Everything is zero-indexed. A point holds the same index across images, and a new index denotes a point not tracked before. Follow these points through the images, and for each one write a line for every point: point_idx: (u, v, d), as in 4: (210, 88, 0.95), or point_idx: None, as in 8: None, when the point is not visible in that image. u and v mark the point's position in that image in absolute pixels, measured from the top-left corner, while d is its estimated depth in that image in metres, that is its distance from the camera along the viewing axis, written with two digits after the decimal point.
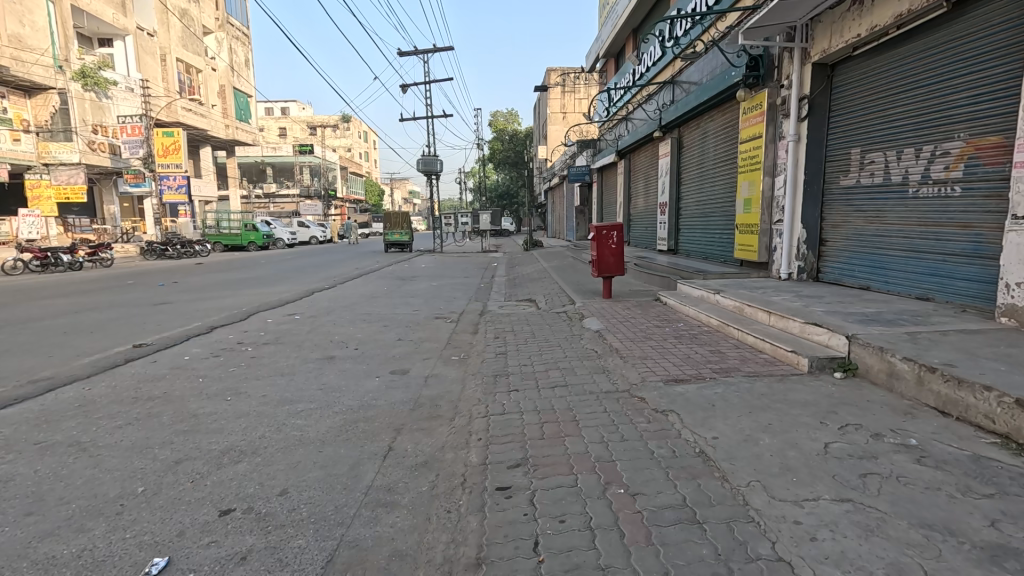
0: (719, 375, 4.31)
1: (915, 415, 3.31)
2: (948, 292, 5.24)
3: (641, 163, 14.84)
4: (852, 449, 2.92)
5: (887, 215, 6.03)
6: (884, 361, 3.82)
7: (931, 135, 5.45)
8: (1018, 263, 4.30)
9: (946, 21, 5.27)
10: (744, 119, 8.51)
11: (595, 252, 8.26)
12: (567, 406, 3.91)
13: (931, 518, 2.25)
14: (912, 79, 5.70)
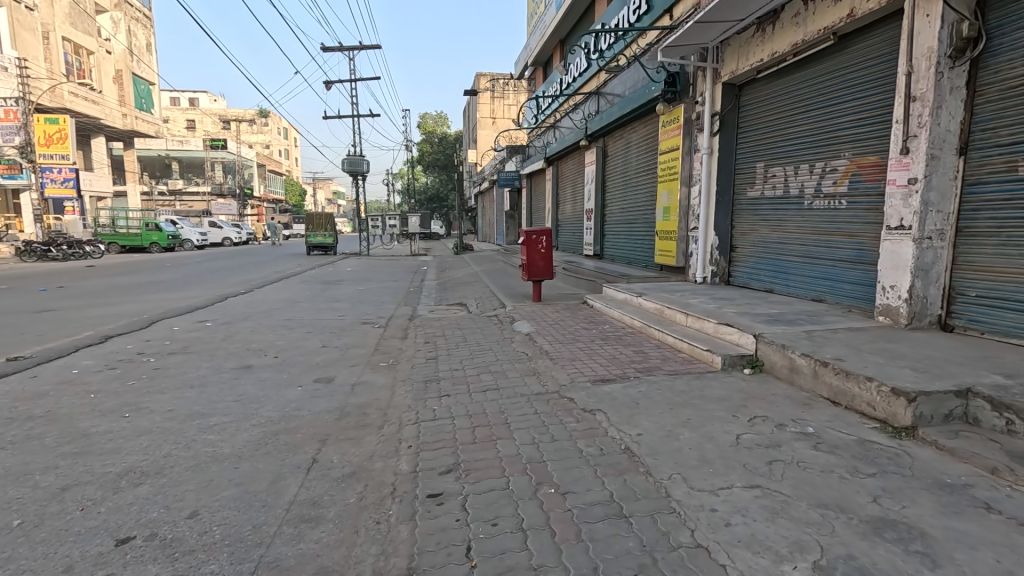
0: (642, 375, 4.52)
1: (812, 406, 3.66)
2: (837, 294, 5.85)
3: (569, 170, 15.27)
4: (760, 439, 3.18)
5: (787, 225, 6.63)
6: (786, 357, 4.18)
7: (822, 153, 6.07)
8: (892, 269, 4.88)
9: (833, 52, 5.90)
10: (664, 131, 9.01)
11: (524, 257, 8.37)
12: (499, 409, 3.92)
13: (825, 498, 2.50)
14: (806, 103, 6.32)
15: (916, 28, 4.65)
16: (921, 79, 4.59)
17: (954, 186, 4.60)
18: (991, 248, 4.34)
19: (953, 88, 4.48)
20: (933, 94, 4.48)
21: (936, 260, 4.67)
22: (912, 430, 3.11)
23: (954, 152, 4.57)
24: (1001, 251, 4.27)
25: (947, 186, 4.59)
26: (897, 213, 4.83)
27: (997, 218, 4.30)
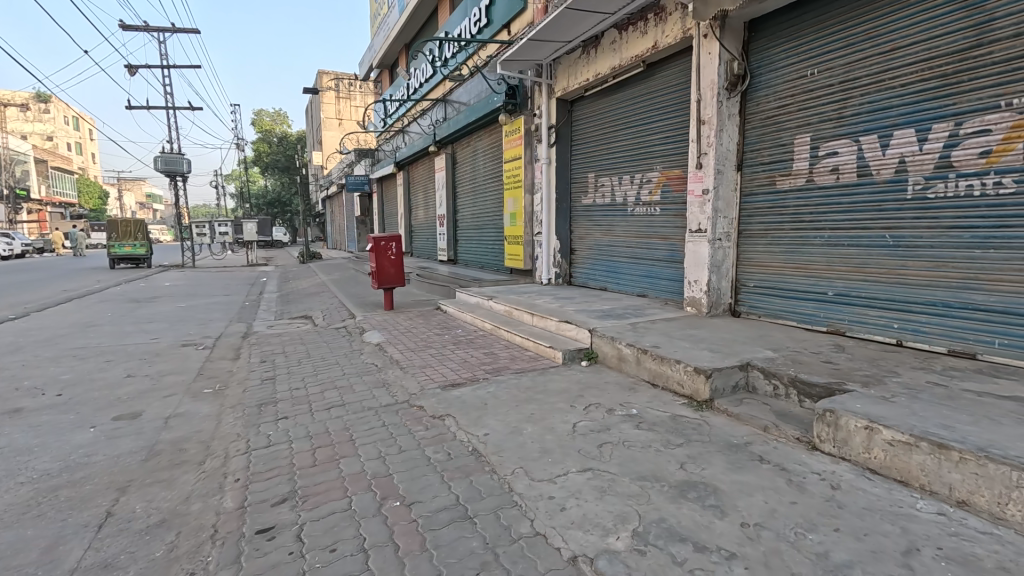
0: (491, 375, 4.66)
1: (636, 390, 4.12)
2: (657, 290, 6.68)
3: (420, 175, 15.16)
4: (593, 425, 3.48)
5: (615, 229, 7.40)
6: (615, 348, 4.65)
7: (639, 165, 6.88)
8: (694, 266, 5.71)
9: (643, 77, 6.74)
10: (507, 141, 9.44)
11: (374, 264, 8.08)
12: (343, 426, 3.72)
13: (644, 470, 2.82)
14: (625, 120, 7.12)
15: (702, 63, 5.53)
16: (707, 106, 5.47)
17: (735, 196, 5.56)
18: (762, 247, 5.34)
19: (729, 115, 5.42)
20: (716, 119, 5.36)
21: (725, 257, 5.60)
22: (710, 402, 3.67)
23: (734, 167, 5.52)
24: (768, 249, 5.27)
25: (729, 197, 5.54)
26: (696, 219, 5.68)
27: (764, 222, 5.31)
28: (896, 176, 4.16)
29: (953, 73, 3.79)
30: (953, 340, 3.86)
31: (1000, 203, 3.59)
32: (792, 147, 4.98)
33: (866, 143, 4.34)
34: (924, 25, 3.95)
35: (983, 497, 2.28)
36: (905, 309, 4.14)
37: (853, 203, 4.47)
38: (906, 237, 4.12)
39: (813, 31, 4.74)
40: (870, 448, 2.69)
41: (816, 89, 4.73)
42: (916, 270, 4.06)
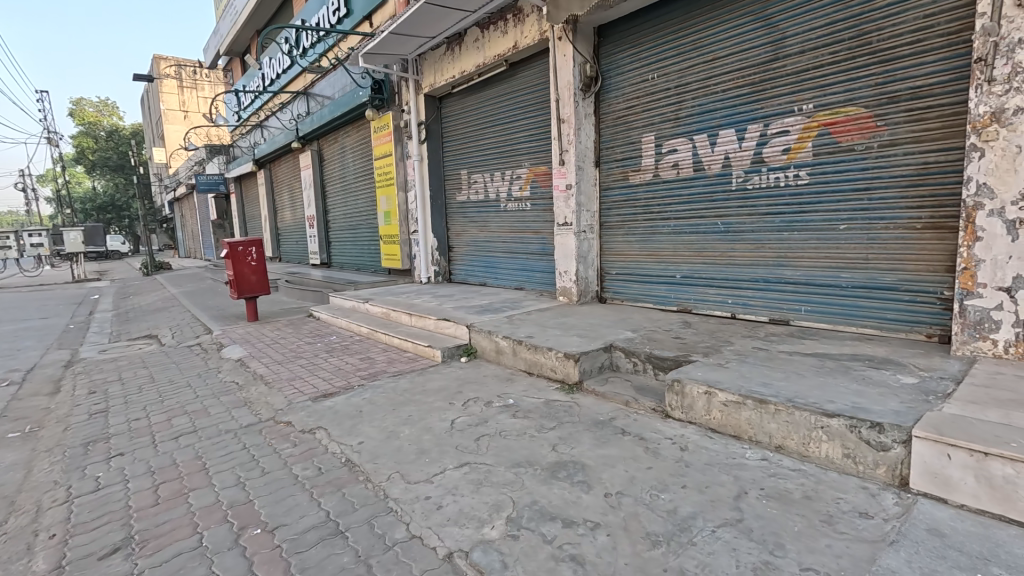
0: (367, 381, 4.48)
1: (513, 380, 4.24)
2: (532, 282, 6.94)
3: (283, 174, 14.05)
4: (471, 419, 3.51)
5: (490, 225, 7.53)
6: (492, 342, 4.74)
7: (508, 162, 7.07)
8: (563, 257, 6.02)
9: (506, 76, 6.92)
10: (376, 137, 9.12)
11: (231, 271, 7.31)
12: (195, 455, 3.32)
13: (519, 457, 2.92)
14: (492, 118, 7.25)
15: (558, 64, 5.82)
16: (566, 105, 5.77)
17: (595, 190, 5.96)
18: (621, 237, 5.80)
19: (586, 114, 5.78)
20: (574, 118, 5.69)
21: (590, 248, 5.98)
22: (580, 384, 3.91)
23: (593, 163, 5.91)
24: (626, 239, 5.74)
25: (590, 191, 5.92)
26: (562, 213, 5.98)
27: (621, 215, 5.76)
28: (723, 170, 4.75)
29: (760, 81, 4.42)
30: (772, 309, 4.54)
31: (798, 192, 4.27)
32: (640, 144, 5.45)
33: (699, 141, 4.90)
34: (737, 39, 4.55)
35: (793, 440, 2.70)
36: (736, 286, 4.77)
37: (691, 195, 5.03)
38: (733, 224, 4.73)
39: (651, 39, 5.23)
40: (710, 410, 3.05)
41: (657, 92, 5.22)
42: (742, 252, 4.69)
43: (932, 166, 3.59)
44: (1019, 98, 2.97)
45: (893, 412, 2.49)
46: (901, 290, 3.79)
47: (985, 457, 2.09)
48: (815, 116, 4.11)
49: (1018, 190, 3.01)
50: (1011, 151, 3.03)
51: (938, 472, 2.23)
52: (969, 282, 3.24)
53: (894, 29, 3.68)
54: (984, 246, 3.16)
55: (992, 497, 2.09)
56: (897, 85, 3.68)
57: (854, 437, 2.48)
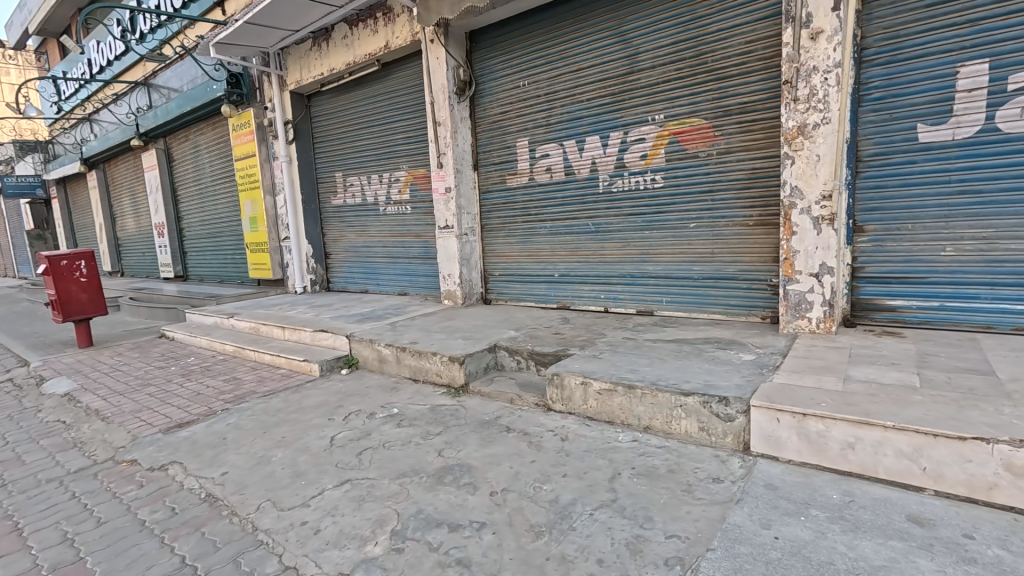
0: (232, 404, 4.05)
1: (398, 389, 4.12)
2: (416, 286, 6.82)
3: (122, 175, 12.22)
4: (352, 434, 3.33)
5: (369, 229, 7.25)
6: (374, 350, 4.56)
7: (386, 165, 6.86)
8: (446, 260, 5.99)
9: (379, 76, 6.71)
10: (236, 136, 8.32)
11: (53, 290, 6.17)
12: (3, 514, 2.73)
13: (404, 467, 2.83)
14: (366, 118, 6.99)
15: (432, 67, 5.78)
16: (441, 108, 5.76)
17: (475, 193, 6.02)
18: (502, 239, 5.93)
19: (462, 118, 5.83)
20: (450, 121, 5.70)
21: (472, 250, 6.03)
22: (466, 386, 3.91)
23: (471, 166, 5.96)
24: (506, 240, 5.88)
25: (470, 194, 5.97)
26: (442, 216, 5.95)
27: (500, 217, 5.89)
28: (591, 175, 5.07)
29: (619, 92, 4.79)
30: (639, 302, 4.95)
31: (656, 195, 4.70)
32: (515, 149, 5.62)
33: (569, 147, 5.18)
34: (597, 52, 4.88)
35: (658, 420, 2.96)
36: (607, 282, 5.12)
37: (564, 198, 5.29)
38: (603, 224, 5.07)
39: (520, 47, 5.41)
40: (587, 399, 3.23)
41: (529, 99, 5.42)
42: (612, 250, 5.05)
43: (758, 171, 4.17)
44: (816, 115, 3.57)
45: (736, 386, 2.84)
46: (740, 279, 4.34)
47: (803, 417, 2.47)
48: (665, 126, 4.56)
49: (819, 191, 3.62)
50: (813, 159, 3.63)
51: (771, 435, 2.58)
52: (790, 270, 3.81)
53: (724, 52, 4.20)
54: (798, 239, 3.74)
55: (811, 451, 2.47)
56: (729, 100, 4.22)
57: (707, 412, 2.78)
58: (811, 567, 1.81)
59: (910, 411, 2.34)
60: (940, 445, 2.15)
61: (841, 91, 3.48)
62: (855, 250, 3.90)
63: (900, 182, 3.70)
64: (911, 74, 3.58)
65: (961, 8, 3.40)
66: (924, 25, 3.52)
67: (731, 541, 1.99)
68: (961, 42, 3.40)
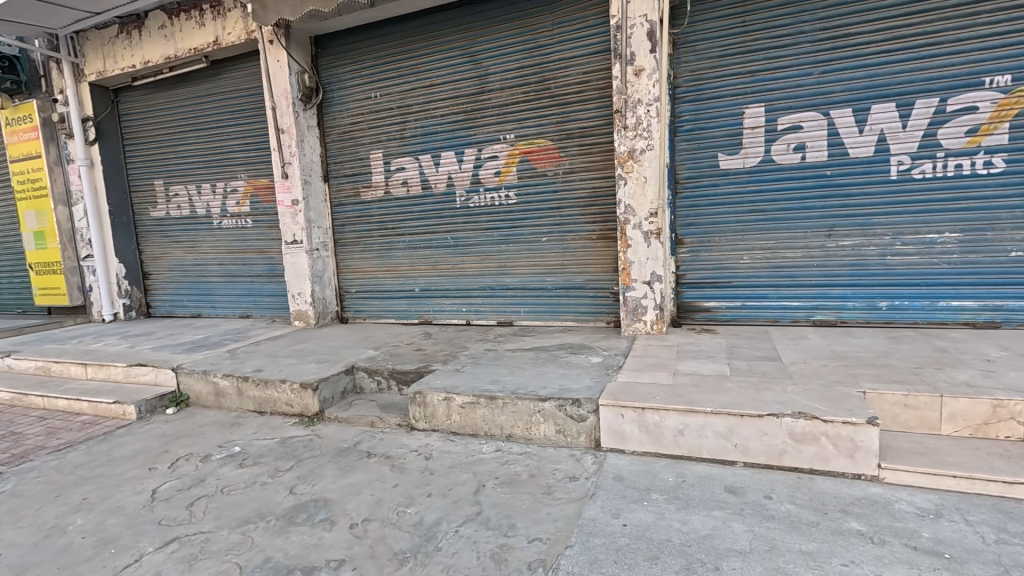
0: (9, 467, 3.23)
1: (239, 424, 3.67)
2: (260, 308, 6.18)
3: None
4: (181, 482, 2.87)
5: (200, 245, 6.39)
6: (209, 383, 4.01)
7: (219, 173, 6.13)
8: (295, 278, 5.53)
9: (208, 75, 6.01)
10: (12, 132, 6.76)
11: None
12: None
13: (247, 512, 2.52)
14: (193, 120, 6.18)
15: (271, 70, 5.34)
16: (284, 114, 5.34)
17: (325, 206, 5.68)
18: (357, 254, 5.66)
19: (308, 127, 5.47)
20: (295, 129, 5.31)
21: (325, 267, 5.66)
22: (320, 414, 3.63)
23: (321, 178, 5.62)
24: (362, 255, 5.63)
25: (320, 207, 5.61)
26: (289, 230, 5.50)
27: (355, 231, 5.63)
28: (447, 190, 5.12)
29: (471, 110, 4.91)
30: (499, 313, 5.10)
31: (510, 210, 4.91)
32: (368, 161, 5.44)
33: (424, 161, 5.17)
34: (448, 69, 4.96)
35: (518, 427, 3.06)
36: (468, 295, 5.18)
37: (422, 212, 5.25)
38: (461, 238, 5.13)
39: (370, 58, 5.27)
40: (450, 414, 3.22)
41: (381, 110, 5.30)
42: (470, 263, 5.13)
43: (598, 190, 4.59)
44: (642, 142, 4.06)
45: (587, 388, 3.06)
46: (587, 288, 4.72)
47: (643, 411, 2.75)
48: (516, 145, 4.80)
49: (648, 209, 4.10)
50: (642, 181, 4.10)
51: (617, 430, 2.83)
52: (628, 279, 4.24)
53: (565, 79, 4.56)
54: (634, 251, 4.19)
55: (650, 441, 2.76)
56: (571, 124, 4.59)
57: (562, 415, 2.95)
58: (653, 547, 2.01)
59: (723, 396, 2.75)
60: (746, 424, 2.56)
61: (661, 122, 4.01)
62: (678, 260, 4.50)
63: (708, 202, 4.37)
64: (711, 112, 4.26)
65: (742, 61, 4.14)
66: (718, 72, 4.21)
67: (587, 535, 2.13)
68: (745, 88, 4.14)
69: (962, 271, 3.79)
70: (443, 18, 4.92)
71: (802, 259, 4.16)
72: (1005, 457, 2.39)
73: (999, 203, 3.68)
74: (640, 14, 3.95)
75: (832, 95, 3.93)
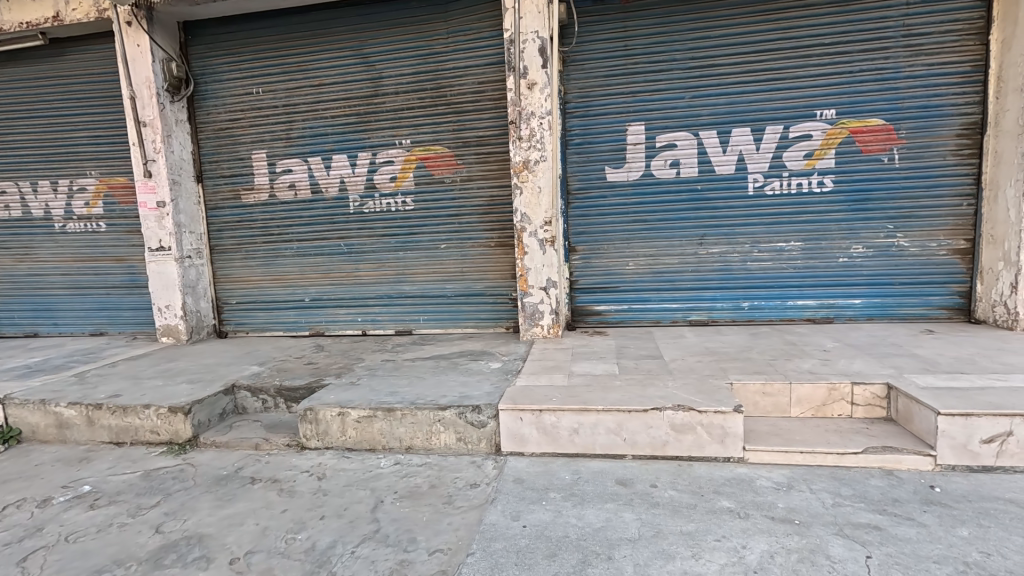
0: None
1: (90, 459, 3.17)
2: (118, 324, 5.42)
3: None
4: (9, 535, 2.41)
5: (37, 253, 5.45)
6: (50, 414, 3.42)
7: (62, 169, 5.29)
8: (162, 289, 4.92)
9: (47, 55, 5.17)
10: None
11: None
12: None
13: (100, 561, 2.17)
14: (26, 105, 5.27)
15: (129, 55, 4.73)
16: (146, 106, 4.75)
17: (199, 209, 5.14)
18: (238, 262, 5.20)
19: (177, 121, 4.93)
20: (160, 122, 4.75)
21: (199, 276, 5.12)
22: (193, 440, 3.26)
23: (192, 178, 5.08)
24: (244, 264, 5.18)
25: (192, 210, 5.07)
26: (153, 235, 4.89)
27: (235, 237, 5.17)
28: (339, 194, 4.89)
29: (364, 113, 4.76)
30: (397, 322, 4.97)
31: (407, 217, 4.82)
32: (250, 161, 5.02)
33: (314, 164, 4.90)
34: (338, 70, 4.76)
35: (418, 438, 3.00)
36: (364, 305, 4.99)
37: (312, 217, 4.96)
38: (356, 245, 4.93)
39: (249, 51, 4.88)
40: (345, 430, 3.06)
41: (263, 108, 4.93)
42: (366, 271, 4.94)
43: (495, 199, 4.67)
44: (536, 153, 4.21)
45: (487, 394, 3.09)
46: (487, 294, 4.78)
47: (540, 413, 2.84)
48: (412, 151, 4.73)
49: (543, 217, 4.26)
50: (536, 190, 4.25)
51: (516, 433, 2.88)
52: (524, 285, 4.35)
53: (460, 88, 4.60)
54: (530, 258, 4.31)
55: (547, 441, 2.85)
56: (467, 133, 4.63)
57: (462, 422, 2.94)
58: (551, 545, 2.07)
59: (613, 394, 2.93)
60: (633, 419, 2.74)
61: (553, 135, 4.19)
62: (572, 267, 4.72)
63: (597, 212, 4.64)
64: (598, 128, 4.55)
65: (624, 82, 4.47)
66: (604, 90, 4.51)
67: (487, 540, 2.14)
68: (628, 107, 4.48)
69: (804, 274, 4.42)
70: (331, 16, 4.72)
71: (679, 265, 4.58)
72: (839, 432, 2.82)
73: (830, 217, 4.34)
74: (532, 30, 4.10)
75: (700, 118, 4.39)
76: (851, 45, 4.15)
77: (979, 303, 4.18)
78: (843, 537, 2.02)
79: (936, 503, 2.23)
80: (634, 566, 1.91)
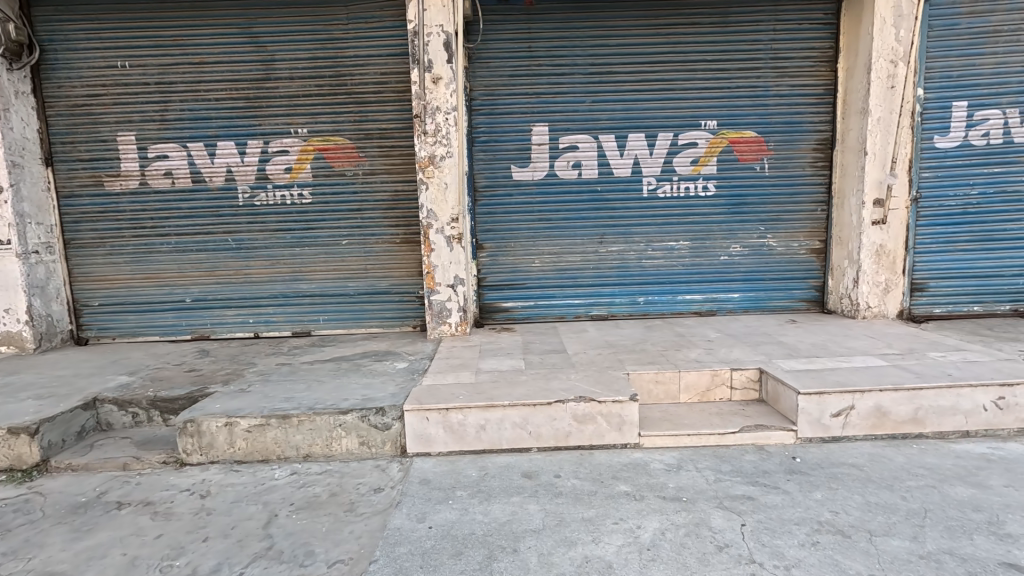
0: None
1: None
2: None
3: None
4: None
5: None
6: None
7: None
8: None
9: None
10: None
11: None
12: None
13: None
14: None
15: None
16: None
17: (48, 197, 4.43)
18: (100, 258, 4.56)
19: (18, 93, 4.20)
20: None
21: (50, 275, 4.42)
22: (41, 465, 2.80)
23: (39, 161, 4.37)
24: (108, 260, 4.56)
25: (40, 197, 4.35)
26: None
27: (96, 229, 4.53)
28: (226, 185, 4.48)
29: (254, 97, 4.39)
30: (294, 323, 4.66)
31: (304, 211, 4.53)
32: (114, 144, 4.43)
33: (195, 150, 4.43)
34: (223, 49, 4.35)
35: (317, 445, 2.84)
36: (255, 305, 4.62)
37: (192, 209, 4.49)
38: (245, 241, 4.54)
39: (112, 19, 4.29)
40: (233, 441, 2.81)
41: (131, 84, 4.36)
42: (257, 269, 4.57)
43: (400, 194, 4.55)
44: (441, 149, 4.15)
45: (391, 396, 2.99)
46: (392, 293, 4.64)
47: (447, 412, 2.81)
48: (309, 141, 4.45)
49: (449, 214, 4.21)
50: (442, 187, 4.19)
51: (422, 433, 2.83)
52: (431, 283, 4.28)
53: (361, 78, 4.40)
54: (436, 255, 4.25)
55: (454, 440, 2.83)
56: (369, 125, 4.45)
57: (365, 426, 2.83)
58: (457, 543, 2.06)
59: (518, 390, 2.97)
60: (538, 413, 2.81)
61: (458, 132, 4.16)
62: (479, 264, 4.73)
63: (503, 210, 4.69)
64: (504, 126, 4.59)
65: (529, 83, 4.55)
66: (509, 90, 4.56)
67: (392, 545, 2.07)
68: (532, 108, 4.57)
69: (691, 271, 4.81)
70: None
71: (581, 262, 4.77)
72: (720, 414, 3.10)
73: (712, 219, 4.77)
74: (436, 24, 4.04)
75: (600, 123, 4.60)
76: (729, 63, 4.58)
77: (830, 296, 4.81)
78: (722, 509, 2.22)
79: (796, 472, 2.53)
80: (538, 555, 1.96)
